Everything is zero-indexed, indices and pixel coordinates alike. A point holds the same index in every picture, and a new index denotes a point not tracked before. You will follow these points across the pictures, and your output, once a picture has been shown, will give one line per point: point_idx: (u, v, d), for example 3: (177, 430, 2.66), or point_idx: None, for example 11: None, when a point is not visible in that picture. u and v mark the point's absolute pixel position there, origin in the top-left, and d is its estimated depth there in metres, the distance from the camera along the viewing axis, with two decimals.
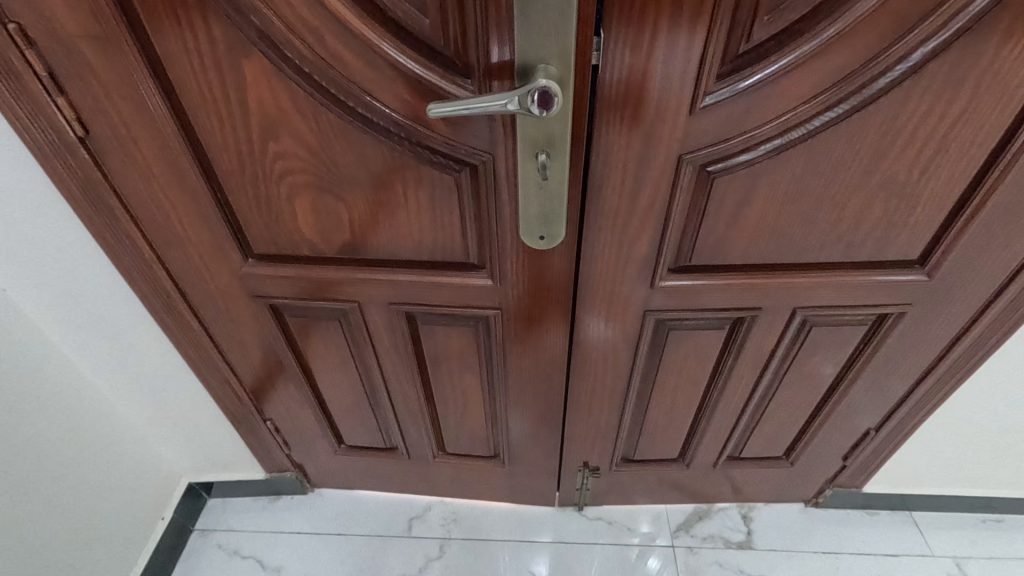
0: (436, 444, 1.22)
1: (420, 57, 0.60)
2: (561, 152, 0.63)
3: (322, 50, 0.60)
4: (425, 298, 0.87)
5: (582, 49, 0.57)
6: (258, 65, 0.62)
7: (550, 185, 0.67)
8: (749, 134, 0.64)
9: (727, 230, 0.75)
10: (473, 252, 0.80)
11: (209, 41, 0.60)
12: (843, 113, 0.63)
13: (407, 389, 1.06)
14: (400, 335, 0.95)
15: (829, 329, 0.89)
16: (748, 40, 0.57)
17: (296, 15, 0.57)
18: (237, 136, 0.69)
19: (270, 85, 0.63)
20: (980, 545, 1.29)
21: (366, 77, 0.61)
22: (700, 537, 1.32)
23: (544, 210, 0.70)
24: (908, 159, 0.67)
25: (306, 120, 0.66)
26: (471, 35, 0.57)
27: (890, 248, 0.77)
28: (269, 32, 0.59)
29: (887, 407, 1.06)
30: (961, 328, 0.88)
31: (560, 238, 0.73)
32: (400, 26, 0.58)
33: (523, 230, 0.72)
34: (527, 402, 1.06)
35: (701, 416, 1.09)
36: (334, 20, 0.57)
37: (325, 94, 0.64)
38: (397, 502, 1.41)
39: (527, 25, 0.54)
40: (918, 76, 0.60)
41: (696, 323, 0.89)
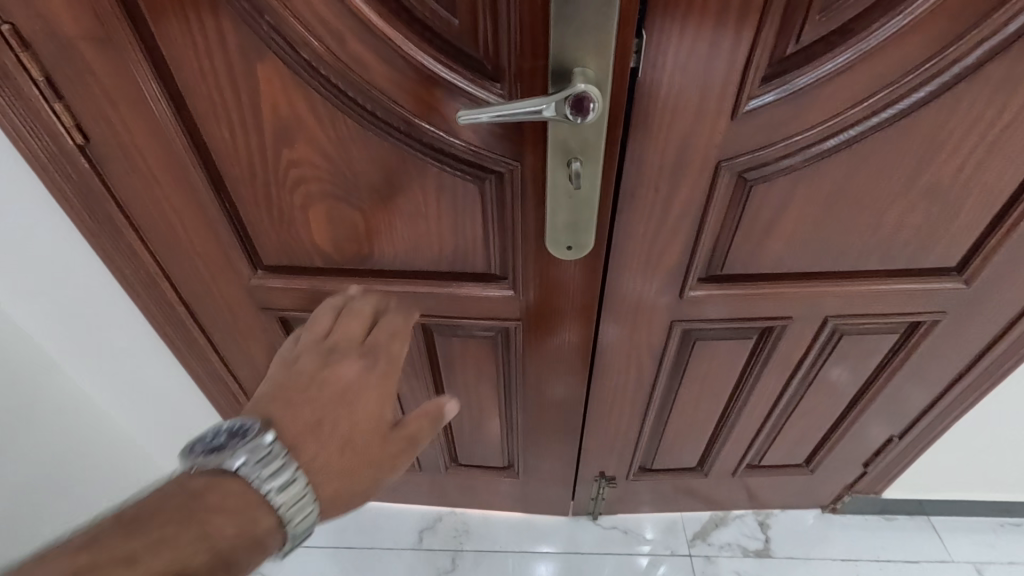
0: (448, 456, 1.18)
1: (447, 59, 0.56)
2: (594, 160, 0.60)
3: (342, 52, 0.56)
4: (442, 309, 0.83)
5: (622, 51, 0.53)
6: (271, 67, 0.57)
7: (581, 193, 0.63)
8: (791, 139, 0.61)
9: (762, 238, 0.72)
10: (494, 263, 0.77)
11: (219, 44, 0.56)
12: (891, 117, 0.60)
13: (420, 400, 1.03)
14: (414, 347, 0.91)
15: (859, 337, 0.87)
16: (797, 41, 0.54)
17: (315, 14, 0.53)
18: (247, 143, 0.64)
19: (284, 88, 0.59)
20: (999, 549, 1.27)
21: (388, 80, 0.57)
22: (717, 546, 1.30)
23: (573, 219, 0.66)
24: (954, 166, 0.64)
25: (323, 126, 0.62)
26: (502, 36, 0.54)
27: (928, 255, 0.74)
28: (285, 32, 0.55)
29: (912, 415, 1.03)
30: (995, 335, 0.86)
31: (588, 248, 0.70)
32: (426, 26, 0.54)
33: (550, 239, 0.69)
34: (544, 413, 1.02)
35: (722, 425, 1.07)
36: (356, 19, 0.53)
37: (343, 99, 0.60)
38: (406, 513, 1.37)
39: (566, 25, 0.50)
40: (974, 78, 0.57)
41: (723, 333, 0.86)
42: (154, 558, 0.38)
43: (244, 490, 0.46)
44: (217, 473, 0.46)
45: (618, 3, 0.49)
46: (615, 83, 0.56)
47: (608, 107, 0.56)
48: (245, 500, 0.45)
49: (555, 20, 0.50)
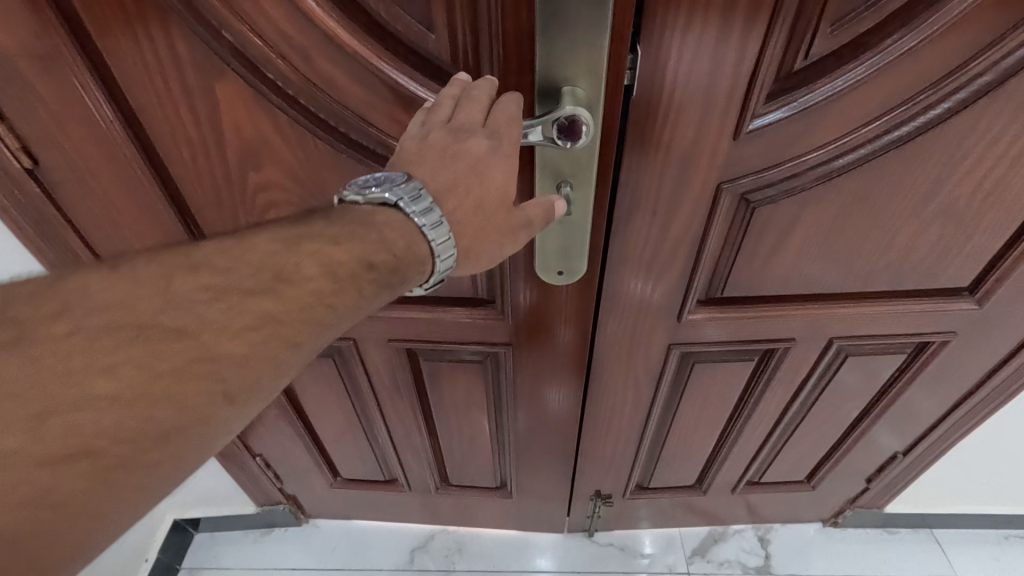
0: (439, 476, 1.14)
1: (423, 77, 0.51)
2: (586, 184, 0.56)
3: (309, 70, 0.51)
4: (425, 334, 0.80)
5: (616, 69, 0.49)
6: (233, 86, 0.53)
7: (572, 219, 0.59)
8: (798, 159, 0.57)
9: (766, 260, 0.68)
10: (481, 287, 0.73)
11: (173, 61, 0.51)
12: (906, 134, 0.55)
13: (407, 423, 0.99)
14: (399, 371, 0.87)
15: (864, 358, 0.83)
16: (806, 56, 0.49)
17: (277, 29, 0.48)
18: (212, 165, 0.59)
19: (247, 108, 0.54)
20: (1004, 562, 1.24)
21: (361, 100, 0.53)
22: (716, 563, 1.27)
23: (564, 244, 0.62)
24: (970, 186, 0.60)
25: (291, 148, 0.57)
26: (484, 53, 0.49)
27: (940, 276, 0.70)
28: (245, 47, 0.50)
29: (919, 432, 0.99)
30: (1004, 355, 0.82)
31: (580, 273, 0.66)
32: (400, 41, 0.49)
33: (540, 264, 0.65)
34: (538, 434, 0.98)
35: (721, 444, 1.03)
36: (322, 34, 0.48)
37: (313, 119, 0.55)
38: (397, 531, 1.33)
39: (554, 41, 0.46)
40: (995, 95, 0.52)
41: (722, 355, 0.82)
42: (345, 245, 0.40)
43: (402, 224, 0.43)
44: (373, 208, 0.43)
45: (611, 18, 0.45)
46: (607, 103, 0.51)
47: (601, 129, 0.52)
48: (395, 235, 0.42)
49: (541, 34, 0.46)
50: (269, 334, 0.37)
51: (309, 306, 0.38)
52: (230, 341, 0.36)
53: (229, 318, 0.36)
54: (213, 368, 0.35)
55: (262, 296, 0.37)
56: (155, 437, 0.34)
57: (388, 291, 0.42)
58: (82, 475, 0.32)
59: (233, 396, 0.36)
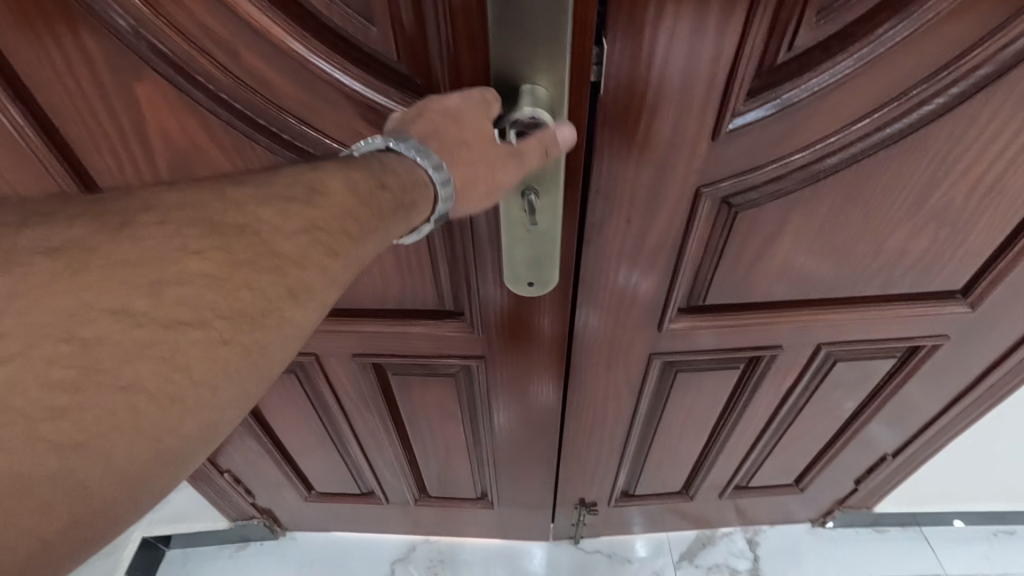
0: (417, 489, 1.10)
1: (367, 76, 0.46)
2: (553, 190, 0.51)
3: (241, 69, 0.46)
4: (391, 348, 0.76)
5: (580, 66, 0.44)
6: (155, 87, 0.47)
7: (540, 229, 0.54)
8: (782, 160, 0.52)
9: (750, 266, 0.64)
10: (449, 299, 0.68)
11: (86, 61, 0.46)
12: (897, 132, 0.51)
13: (380, 437, 0.94)
14: (367, 385, 0.83)
15: (853, 363, 0.80)
16: (789, 48, 0.45)
17: (199, 23, 0.43)
18: (141, 173, 0.54)
19: (174, 111, 0.49)
20: (992, 559, 1.23)
21: (300, 102, 0.48)
22: (704, 568, 1.24)
23: (534, 253, 0.57)
24: (965, 185, 0.56)
25: (229, 155, 0.52)
26: (432, 48, 0.44)
27: (932, 279, 0.66)
28: (165, 44, 0.45)
29: (909, 434, 0.96)
30: (996, 358, 0.79)
31: (552, 284, 0.61)
32: (339, 36, 0.44)
33: (508, 276, 0.60)
34: (516, 446, 0.94)
35: (708, 451, 1.00)
36: (249, 29, 0.43)
37: (249, 122, 0.50)
38: (377, 543, 1.29)
39: (509, 33, 0.41)
40: (993, 89, 0.48)
41: (707, 364, 0.79)
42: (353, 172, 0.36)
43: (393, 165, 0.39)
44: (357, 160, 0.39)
45: (570, 9, 0.40)
46: (573, 104, 0.46)
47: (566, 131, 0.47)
48: (398, 172, 0.38)
49: (494, 27, 0.41)
50: (313, 240, 0.32)
51: (342, 220, 0.34)
52: (284, 240, 0.31)
53: (278, 217, 0.32)
54: (276, 264, 0.31)
55: (305, 203, 0.33)
56: (248, 322, 0.29)
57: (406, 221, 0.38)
58: (194, 348, 0.28)
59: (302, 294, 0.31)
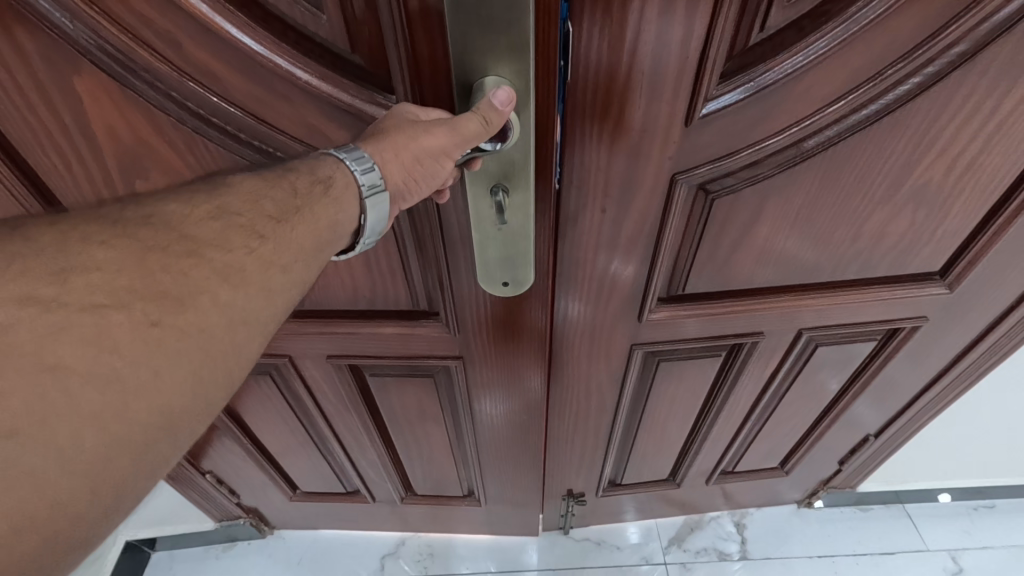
0: (402, 487, 1.09)
1: (321, 67, 0.44)
2: (522, 184, 0.49)
3: (184, 61, 0.44)
4: (366, 349, 0.74)
5: (546, 51, 0.41)
6: (95, 80, 0.46)
7: (512, 226, 0.52)
8: (758, 145, 0.51)
9: (729, 254, 0.63)
10: (422, 299, 0.67)
11: (17, 52, 0.44)
12: (873, 113, 0.50)
13: (361, 437, 0.93)
14: (345, 387, 0.81)
15: (834, 348, 0.79)
16: (761, 29, 0.43)
17: (134, 13, 0.41)
18: (88, 170, 0.53)
19: (115, 104, 0.48)
20: (974, 534, 1.25)
21: (249, 94, 0.46)
22: (693, 552, 1.25)
23: (507, 251, 0.55)
24: (942, 165, 0.55)
25: (178, 152, 0.52)
26: (387, 38, 0.42)
27: (910, 261, 0.66)
28: (103, 36, 0.43)
29: (890, 414, 0.97)
30: (973, 338, 0.79)
31: (529, 283, 0.58)
32: (287, 25, 0.42)
33: (483, 279, 0.58)
34: (501, 445, 0.93)
35: (693, 438, 1.00)
36: (188, 20, 0.41)
37: (199, 119, 0.49)
38: (366, 541, 1.28)
39: (466, 19, 0.39)
40: (969, 67, 0.47)
41: (687, 354, 0.78)
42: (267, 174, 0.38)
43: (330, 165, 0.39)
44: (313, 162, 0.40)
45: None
46: (543, 92, 0.44)
47: (534, 121, 0.45)
48: (315, 165, 0.39)
49: (450, 14, 0.39)
50: (230, 225, 0.34)
51: (258, 206, 0.35)
52: (195, 226, 0.32)
53: (184, 209, 0.33)
54: (192, 248, 0.32)
55: (210, 195, 0.35)
56: (175, 303, 0.30)
57: (331, 201, 0.39)
58: (118, 329, 0.28)
59: (229, 275, 0.32)
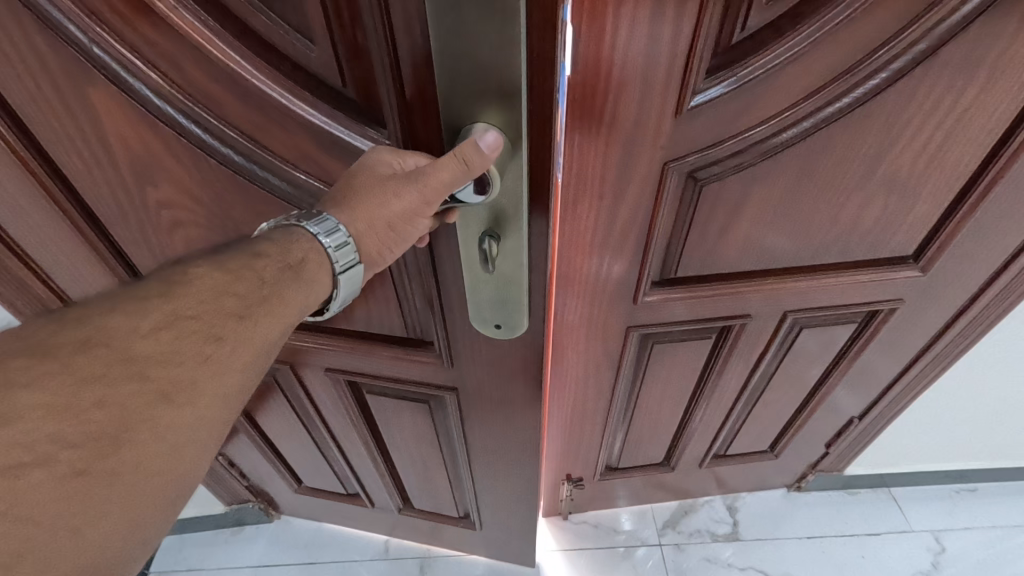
0: (399, 499, 1.12)
1: (311, 98, 0.47)
2: (510, 233, 0.50)
3: (185, 81, 0.48)
4: (364, 368, 0.78)
5: (540, 102, 0.43)
6: (108, 91, 0.49)
7: (501, 272, 0.54)
8: (742, 135, 0.56)
9: (718, 237, 0.67)
10: (414, 327, 0.70)
11: (43, 65, 0.48)
12: (845, 106, 0.55)
13: (359, 444, 0.96)
14: (344, 397, 0.85)
15: (816, 330, 0.84)
16: (743, 28, 0.48)
17: (143, 38, 0.45)
18: (108, 176, 0.58)
19: (127, 116, 0.51)
20: (957, 515, 1.30)
21: (246, 118, 0.50)
22: (687, 533, 1.29)
23: (499, 290, 0.57)
24: (910, 154, 0.60)
25: (184, 164, 0.55)
26: (377, 74, 0.44)
27: (885, 245, 0.71)
28: (115, 57, 0.46)
29: (872, 397, 1.02)
30: (946, 321, 0.85)
31: (520, 325, 0.60)
32: (282, 57, 0.45)
33: (475, 316, 0.61)
34: (492, 472, 0.92)
35: (684, 422, 1.05)
36: (189, 47, 0.45)
37: (190, 131, 0.51)
38: (365, 541, 1.30)
39: (457, 71, 0.41)
40: (929, 63, 0.52)
41: (681, 335, 0.83)
42: (225, 261, 0.40)
43: (305, 238, 0.44)
44: (287, 232, 0.44)
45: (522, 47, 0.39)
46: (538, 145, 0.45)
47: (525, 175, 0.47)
48: (287, 243, 0.43)
49: (440, 67, 0.41)
50: (184, 331, 0.36)
51: (220, 303, 0.38)
52: (143, 341, 0.34)
53: (131, 321, 0.34)
54: (138, 370, 0.33)
55: (162, 298, 0.36)
56: (111, 441, 0.31)
57: (302, 282, 0.43)
58: (40, 490, 0.28)
59: (177, 396, 0.34)
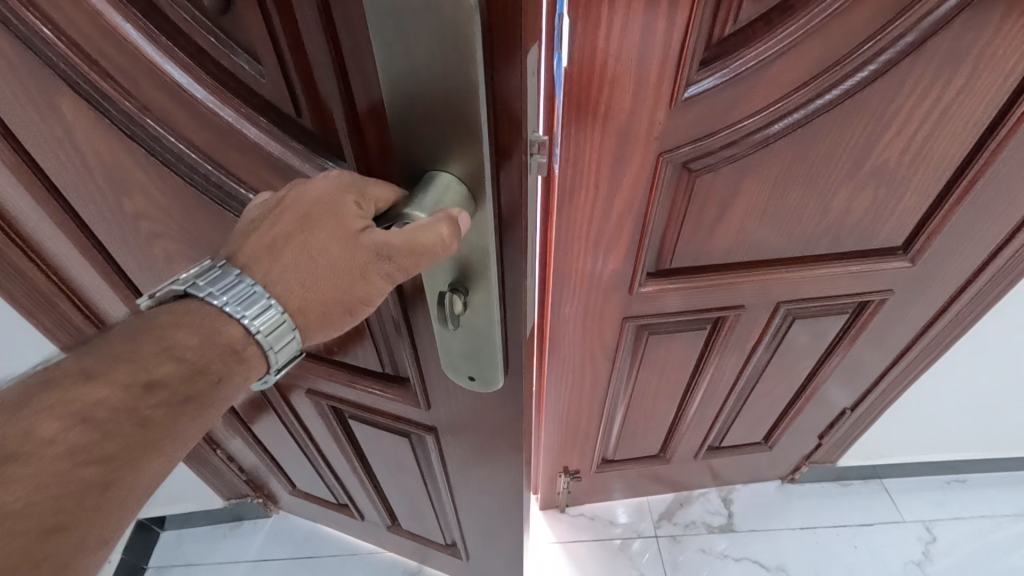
0: (388, 516, 1.09)
1: (269, 129, 0.42)
2: (478, 283, 0.41)
3: (147, 100, 0.44)
4: (344, 396, 0.76)
5: (506, 136, 0.34)
6: (74, 103, 0.46)
7: (470, 326, 0.44)
8: (735, 126, 0.57)
9: (711, 227, 0.68)
10: (388, 365, 0.65)
11: (13, 73, 0.45)
12: (833, 99, 0.56)
13: (345, 461, 0.95)
14: (327, 416, 0.84)
15: (808, 322, 0.86)
16: (735, 22, 0.49)
17: (102, 50, 0.41)
18: (86, 188, 0.55)
19: (95, 129, 0.48)
20: (948, 506, 1.32)
21: (209, 141, 0.45)
22: (682, 525, 1.31)
23: (470, 348, 0.47)
24: (900, 144, 0.61)
25: (156, 180, 0.51)
26: (332, 105, 0.37)
27: (875, 236, 0.73)
28: (78, 71, 0.43)
29: (863, 389, 1.04)
30: (936, 312, 0.86)
31: (496, 382, 0.50)
32: (236, 81, 0.40)
33: (448, 369, 0.51)
34: (479, 519, 0.84)
35: (679, 414, 1.06)
36: (145, 65, 0.41)
37: (162, 147, 0.48)
38: (360, 547, 1.29)
39: (404, 99, 0.32)
40: (916, 56, 0.53)
41: (676, 327, 0.84)
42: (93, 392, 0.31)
43: (230, 332, 0.36)
44: (210, 317, 0.35)
45: (480, 75, 0.30)
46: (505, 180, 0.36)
47: (492, 219, 0.38)
48: (199, 348, 0.35)
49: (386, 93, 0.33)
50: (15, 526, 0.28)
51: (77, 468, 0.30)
52: None
53: None
54: None
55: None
56: None
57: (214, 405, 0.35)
58: None
59: None
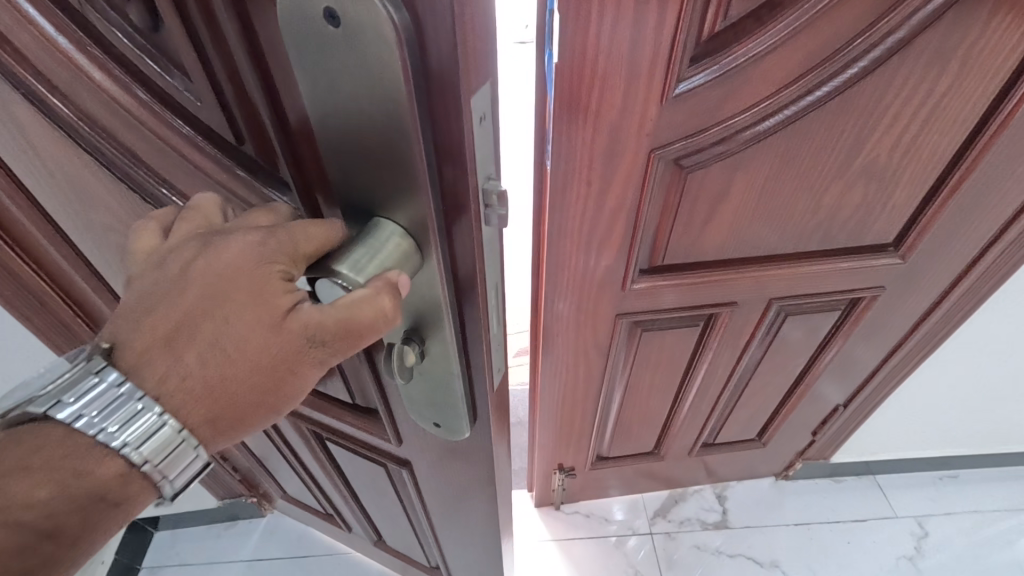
0: (372, 531, 1.08)
1: (205, 153, 0.36)
2: (432, 332, 0.35)
3: (85, 109, 0.38)
4: (318, 419, 0.74)
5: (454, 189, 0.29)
6: (22, 112, 0.42)
7: (428, 376, 0.39)
8: (724, 124, 0.57)
9: (703, 224, 0.69)
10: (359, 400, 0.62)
11: None
12: (825, 95, 0.56)
13: (329, 477, 0.93)
14: (305, 435, 0.82)
15: (801, 318, 0.86)
16: (725, 17, 0.49)
17: (33, 53, 0.36)
18: (58, 196, 0.53)
19: (46, 140, 0.44)
20: (940, 501, 1.33)
21: (153, 160, 0.40)
22: (677, 522, 1.31)
23: (432, 396, 0.41)
24: (892, 138, 0.62)
25: (114, 197, 0.48)
26: (269, 130, 0.32)
27: (866, 232, 0.73)
28: (12, 72, 0.38)
29: (855, 386, 1.05)
30: (926, 309, 0.87)
31: (460, 432, 0.44)
32: (170, 99, 0.35)
33: (413, 412, 0.46)
34: (461, 556, 0.80)
35: (672, 411, 1.06)
36: (74, 72, 0.35)
37: (103, 165, 0.43)
38: (351, 561, 1.26)
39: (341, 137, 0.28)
40: (906, 52, 0.54)
41: (671, 324, 0.84)
42: None
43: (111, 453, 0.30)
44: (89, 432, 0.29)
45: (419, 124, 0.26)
46: (459, 229, 0.31)
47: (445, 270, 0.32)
48: (73, 477, 0.29)
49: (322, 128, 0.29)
50: None
51: None
52: None
53: None
54: None
55: None
56: None
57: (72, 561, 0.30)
58: None
59: None
